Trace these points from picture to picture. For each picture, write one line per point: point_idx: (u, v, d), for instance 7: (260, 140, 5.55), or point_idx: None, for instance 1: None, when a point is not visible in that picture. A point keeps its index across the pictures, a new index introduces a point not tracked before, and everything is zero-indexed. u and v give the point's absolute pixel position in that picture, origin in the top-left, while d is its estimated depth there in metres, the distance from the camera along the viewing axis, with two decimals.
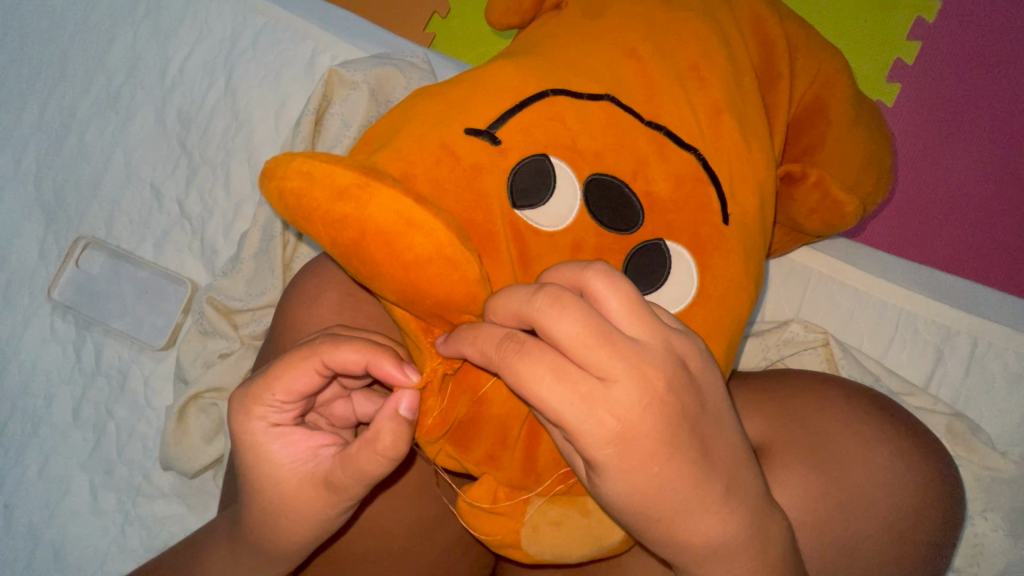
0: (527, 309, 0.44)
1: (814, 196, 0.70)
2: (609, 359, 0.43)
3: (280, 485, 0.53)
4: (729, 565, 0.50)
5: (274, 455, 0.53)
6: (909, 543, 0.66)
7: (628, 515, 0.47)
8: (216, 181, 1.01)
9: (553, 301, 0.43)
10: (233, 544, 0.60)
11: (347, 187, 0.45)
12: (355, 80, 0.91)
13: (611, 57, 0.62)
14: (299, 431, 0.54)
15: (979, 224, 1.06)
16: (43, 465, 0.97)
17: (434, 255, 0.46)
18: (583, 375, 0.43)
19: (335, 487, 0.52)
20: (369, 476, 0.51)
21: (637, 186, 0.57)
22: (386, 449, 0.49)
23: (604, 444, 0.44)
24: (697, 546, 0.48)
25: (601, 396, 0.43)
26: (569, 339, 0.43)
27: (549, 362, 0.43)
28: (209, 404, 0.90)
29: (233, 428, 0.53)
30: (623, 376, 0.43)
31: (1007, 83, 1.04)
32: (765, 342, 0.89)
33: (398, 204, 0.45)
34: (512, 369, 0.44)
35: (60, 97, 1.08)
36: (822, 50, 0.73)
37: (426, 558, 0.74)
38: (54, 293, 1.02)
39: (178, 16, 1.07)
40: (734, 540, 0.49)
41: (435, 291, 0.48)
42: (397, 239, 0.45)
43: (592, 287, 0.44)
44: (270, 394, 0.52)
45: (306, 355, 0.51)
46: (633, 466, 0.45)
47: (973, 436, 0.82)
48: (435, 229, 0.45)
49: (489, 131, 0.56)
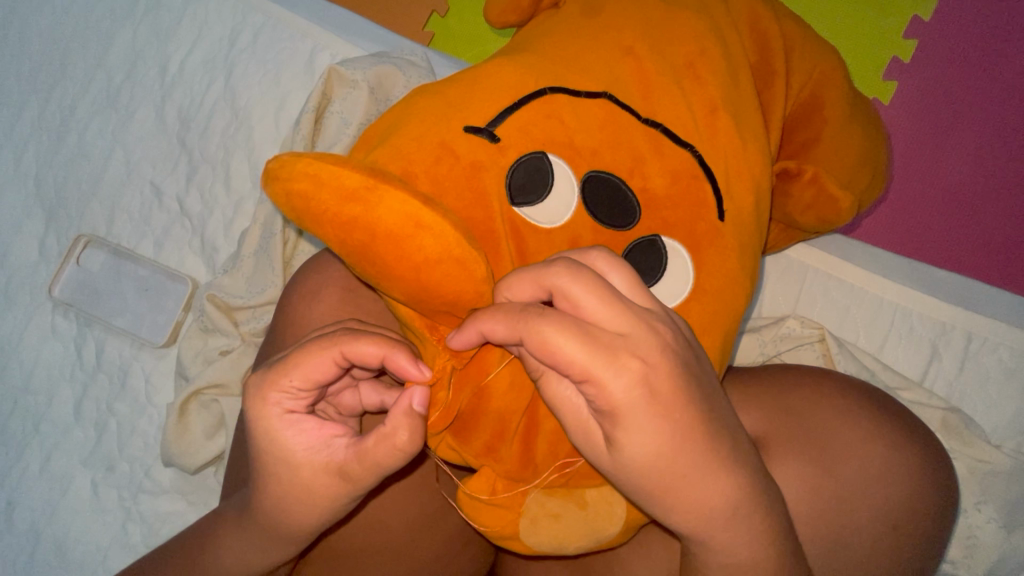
0: (545, 275, 0.45)
1: (810, 192, 0.71)
2: (624, 315, 0.45)
3: (290, 473, 0.53)
4: (738, 532, 0.51)
5: (288, 443, 0.53)
6: (903, 535, 0.67)
7: (652, 476, 0.47)
8: (217, 179, 1.02)
9: (569, 264, 0.45)
10: (237, 537, 0.61)
11: (356, 189, 0.46)
12: (355, 78, 0.92)
13: (609, 55, 0.62)
14: (312, 419, 0.54)
15: (975, 219, 1.07)
16: (45, 462, 0.97)
17: (443, 256, 0.47)
18: (601, 331, 0.45)
19: (349, 477, 0.53)
20: (383, 468, 0.52)
21: (633, 183, 0.58)
22: (403, 444, 0.50)
23: (631, 385, 0.44)
24: (710, 505, 0.49)
25: (624, 345, 0.45)
26: (587, 298, 0.45)
27: (570, 320, 0.44)
28: (209, 400, 0.90)
29: (248, 412, 0.54)
30: (640, 328, 0.45)
31: (1002, 79, 1.05)
32: (762, 337, 0.89)
33: (407, 207, 0.46)
34: (537, 329, 0.44)
35: (60, 96, 1.09)
36: (817, 48, 0.74)
37: (427, 550, 0.74)
38: (55, 292, 1.03)
39: (178, 15, 1.07)
40: (744, 497, 0.50)
41: (446, 291, 0.49)
42: (407, 241, 0.46)
43: (595, 260, 0.47)
44: (287, 380, 0.52)
45: (327, 345, 0.51)
46: (655, 415, 0.45)
47: (967, 428, 0.83)
48: (445, 231, 0.46)
49: (488, 128, 0.56)
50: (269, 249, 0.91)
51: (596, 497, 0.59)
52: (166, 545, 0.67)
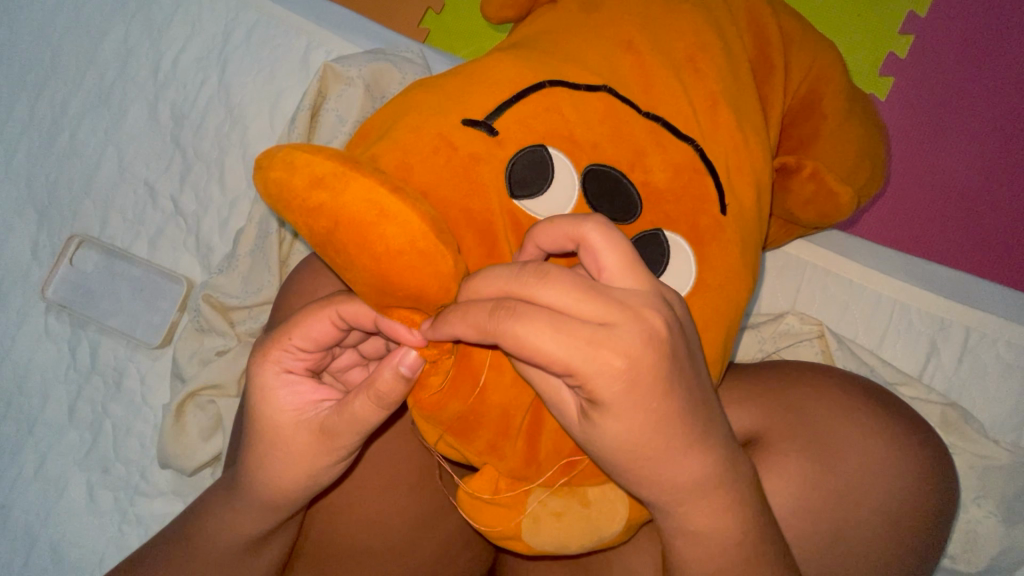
0: (514, 284, 0.45)
1: (810, 188, 0.71)
2: (603, 305, 0.43)
3: (276, 430, 0.58)
4: (708, 500, 0.51)
5: (278, 400, 0.58)
6: (904, 530, 0.67)
7: (631, 460, 0.48)
8: (211, 177, 1.01)
9: (536, 272, 0.45)
10: (229, 514, 0.64)
11: (323, 176, 0.45)
12: (349, 75, 0.91)
13: (608, 50, 0.62)
14: (307, 382, 0.59)
15: (971, 213, 1.07)
16: (40, 464, 0.96)
17: (407, 246, 0.45)
18: (582, 325, 0.43)
19: (327, 434, 0.57)
20: (359, 424, 0.56)
21: (635, 177, 0.57)
22: (380, 397, 0.53)
23: (612, 382, 0.44)
24: (678, 481, 0.49)
25: (605, 337, 0.43)
26: (559, 300, 0.44)
27: (546, 319, 0.43)
28: (206, 401, 0.89)
29: (249, 370, 0.59)
30: (624, 317, 0.43)
31: (997, 76, 1.05)
32: (761, 334, 0.89)
33: (373, 194, 0.45)
34: (511, 333, 0.44)
35: (51, 94, 1.07)
36: (816, 40, 0.73)
37: (428, 551, 0.74)
38: (48, 293, 1.02)
39: (170, 12, 1.06)
40: (711, 471, 0.50)
41: (407, 285, 0.47)
42: (370, 229, 0.45)
43: (589, 236, 0.45)
44: (288, 339, 0.57)
45: (324, 304, 0.56)
46: (633, 407, 0.45)
47: (966, 424, 0.83)
48: (409, 220, 0.45)
49: (486, 122, 0.56)
50: (266, 249, 0.90)
51: (598, 495, 0.59)
52: (171, 534, 0.67)
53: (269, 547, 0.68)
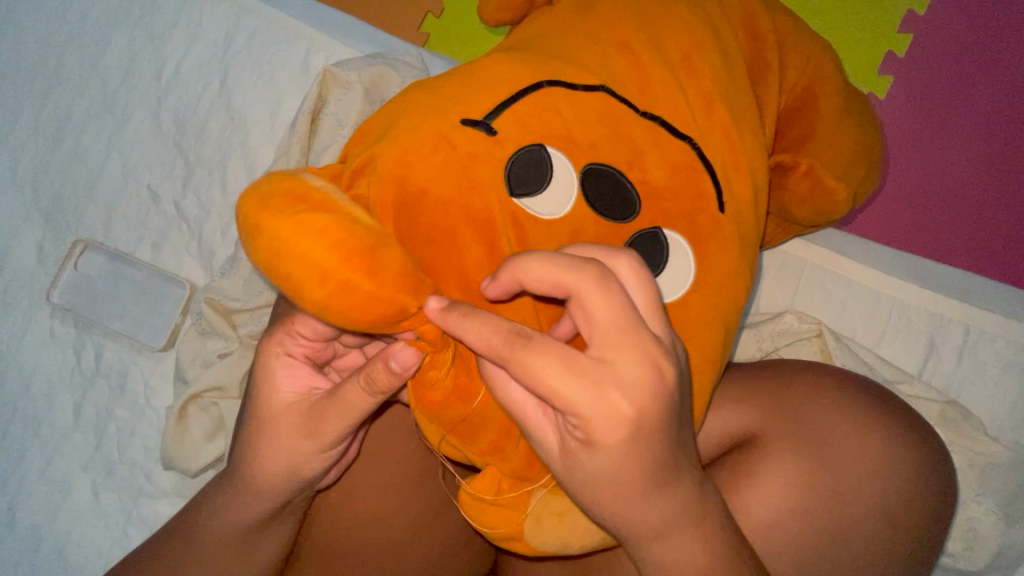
0: (576, 282, 0.44)
1: (804, 185, 0.72)
2: (627, 348, 0.44)
3: (270, 408, 0.60)
4: (692, 521, 0.51)
5: (277, 380, 0.60)
6: (902, 528, 0.67)
7: (603, 495, 0.48)
8: (213, 182, 1.02)
9: (602, 279, 0.44)
10: (225, 500, 0.65)
11: (246, 229, 0.47)
12: (349, 79, 0.92)
13: (604, 51, 0.63)
14: (306, 368, 0.60)
15: (970, 212, 1.07)
16: (45, 466, 0.97)
17: (321, 288, 0.45)
18: (593, 365, 0.44)
19: (316, 420, 0.59)
20: (349, 412, 0.57)
21: (632, 176, 0.58)
22: (374, 385, 0.54)
23: (613, 427, 0.44)
24: (650, 526, 0.50)
25: (612, 380, 0.44)
26: (603, 321, 0.44)
27: (559, 356, 0.44)
28: (209, 403, 0.90)
29: (258, 346, 0.61)
30: (637, 364, 0.44)
31: (997, 74, 1.05)
32: (759, 333, 0.89)
33: (274, 241, 0.45)
34: (525, 361, 0.44)
35: (56, 101, 1.08)
36: (811, 39, 0.74)
37: (428, 550, 0.75)
38: (53, 296, 1.03)
39: (172, 18, 1.08)
40: (684, 507, 0.50)
41: (346, 318, 0.47)
42: (285, 277, 0.45)
43: (620, 267, 0.47)
44: (294, 326, 0.58)
45: None
46: (625, 455, 0.46)
47: (965, 421, 0.83)
48: (311, 259, 0.44)
49: (484, 122, 0.57)
50: None
51: None
52: (170, 527, 0.68)
53: (266, 543, 0.67)
